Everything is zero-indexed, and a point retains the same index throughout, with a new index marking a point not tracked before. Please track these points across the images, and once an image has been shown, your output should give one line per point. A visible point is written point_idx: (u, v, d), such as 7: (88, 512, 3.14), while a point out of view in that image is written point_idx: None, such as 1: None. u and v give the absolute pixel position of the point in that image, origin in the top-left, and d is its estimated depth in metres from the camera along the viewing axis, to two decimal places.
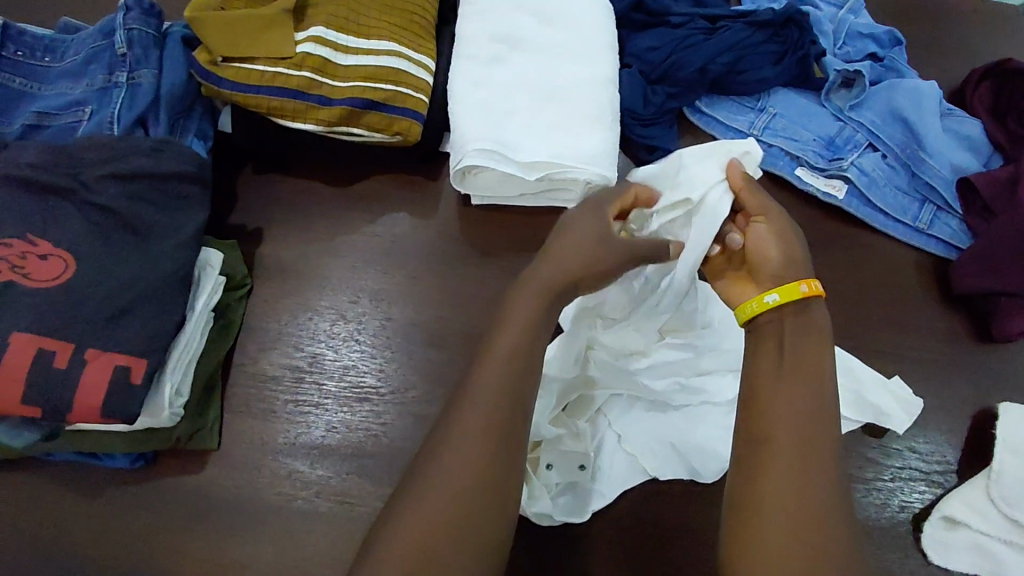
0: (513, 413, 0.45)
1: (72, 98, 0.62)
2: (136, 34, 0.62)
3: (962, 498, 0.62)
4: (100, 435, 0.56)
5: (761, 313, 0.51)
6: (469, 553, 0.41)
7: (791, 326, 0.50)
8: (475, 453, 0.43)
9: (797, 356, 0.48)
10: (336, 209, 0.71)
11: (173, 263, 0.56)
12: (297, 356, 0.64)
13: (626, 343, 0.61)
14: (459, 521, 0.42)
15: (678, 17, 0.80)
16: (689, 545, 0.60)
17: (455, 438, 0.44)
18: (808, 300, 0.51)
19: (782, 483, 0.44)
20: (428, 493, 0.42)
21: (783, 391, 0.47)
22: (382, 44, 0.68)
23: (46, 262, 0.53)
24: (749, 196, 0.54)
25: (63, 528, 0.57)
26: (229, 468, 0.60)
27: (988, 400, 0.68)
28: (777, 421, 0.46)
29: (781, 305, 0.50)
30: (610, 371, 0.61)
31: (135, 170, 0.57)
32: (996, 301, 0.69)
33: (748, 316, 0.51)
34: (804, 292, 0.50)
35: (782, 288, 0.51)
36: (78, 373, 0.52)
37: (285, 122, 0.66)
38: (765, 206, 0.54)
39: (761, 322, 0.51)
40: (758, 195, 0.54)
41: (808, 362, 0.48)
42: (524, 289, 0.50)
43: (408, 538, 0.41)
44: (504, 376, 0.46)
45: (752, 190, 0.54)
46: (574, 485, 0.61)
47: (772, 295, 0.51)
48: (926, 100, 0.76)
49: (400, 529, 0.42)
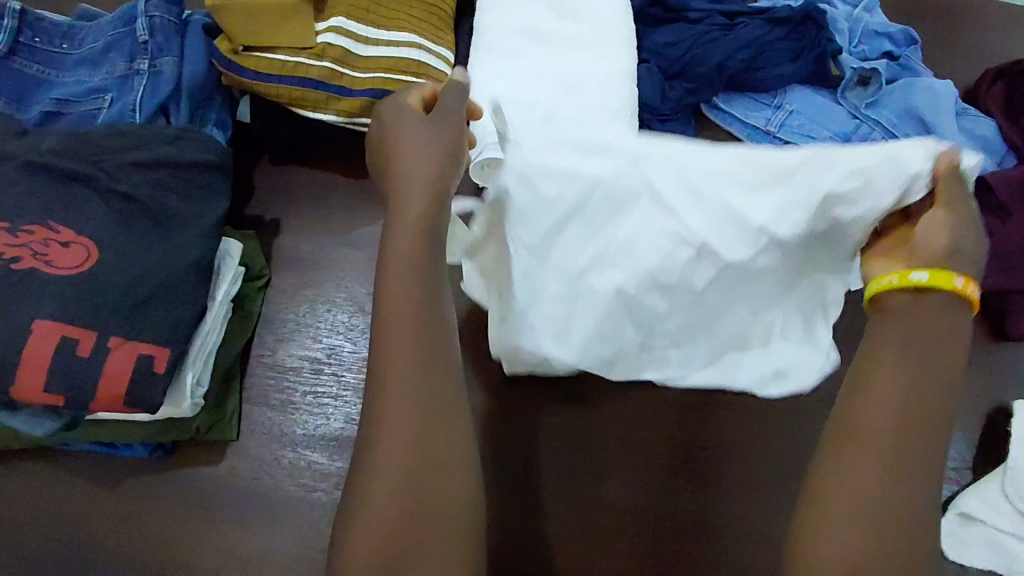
0: (438, 348, 0.40)
1: (92, 85, 0.62)
2: (158, 21, 0.62)
3: (978, 494, 0.62)
4: (118, 425, 0.56)
5: (895, 289, 0.42)
6: (456, 514, 0.39)
7: (925, 317, 0.41)
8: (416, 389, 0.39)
9: (929, 334, 0.40)
10: (354, 200, 0.71)
11: (195, 252, 0.56)
12: (315, 348, 0.64)
13: (741, 240, 0.51)
14: (440, 484, 0.39)
15: (695, 13, 0.80)
16: (711, 538, 0.60)
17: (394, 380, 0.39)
18: (957, 299, 0.41)
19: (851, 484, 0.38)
20: (384, 443, 0.38)
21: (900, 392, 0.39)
22: (402, 36, 0.67)
23: (68, 250, 0.53)
24: (947, 185, 0.45)
25: (83, 517, 0.57)
26: (249, 459, 0.60)
27: (1004, 398, 0.69)
28: (874, 402, 0.39)
29: (924, 288, 0.41)
30: (861, 203, 0.48)
31: (159, 158, 0.57)
32: (1012, 300, 0.69)
33: (880, 287, 0.43)
34: (957, 287, 0.41)
35: (934, 273, 0.42)
36: (101, 361, 0.51)
37: (305, 113, 0.66)
38: (956, 199, 0.45)
39: (891, 303, 0.42)
40: (954, 187, 0.45)
41: (930, 362, 0.39)
42: (400, 213, 0.43)
43: (385, 500, 0.38)
44: (415, 311, 0.40)
45: (952, 179, 0.45)
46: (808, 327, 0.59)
47: (919, 273, 0.42)
48: (941, 98, 0.76)
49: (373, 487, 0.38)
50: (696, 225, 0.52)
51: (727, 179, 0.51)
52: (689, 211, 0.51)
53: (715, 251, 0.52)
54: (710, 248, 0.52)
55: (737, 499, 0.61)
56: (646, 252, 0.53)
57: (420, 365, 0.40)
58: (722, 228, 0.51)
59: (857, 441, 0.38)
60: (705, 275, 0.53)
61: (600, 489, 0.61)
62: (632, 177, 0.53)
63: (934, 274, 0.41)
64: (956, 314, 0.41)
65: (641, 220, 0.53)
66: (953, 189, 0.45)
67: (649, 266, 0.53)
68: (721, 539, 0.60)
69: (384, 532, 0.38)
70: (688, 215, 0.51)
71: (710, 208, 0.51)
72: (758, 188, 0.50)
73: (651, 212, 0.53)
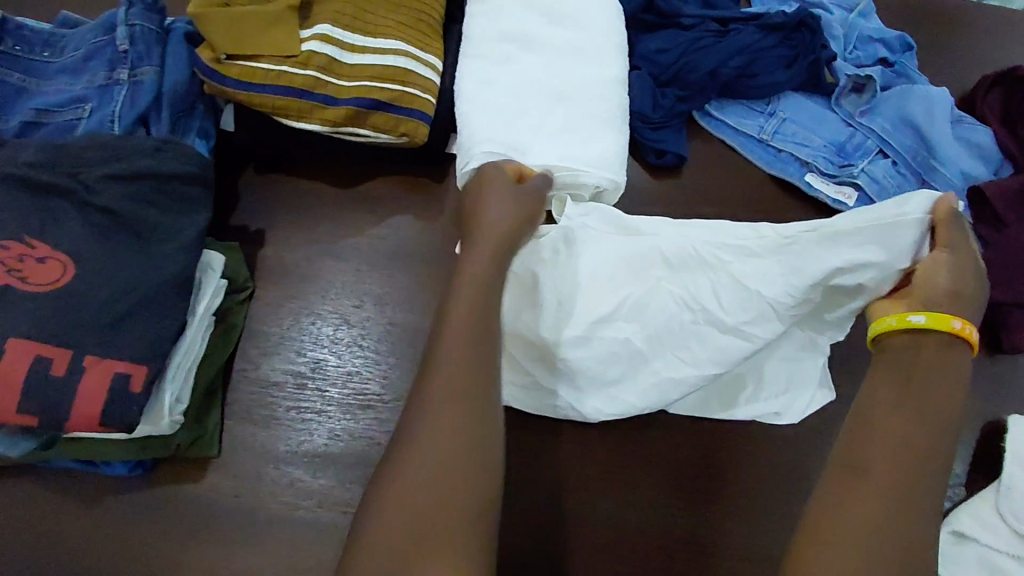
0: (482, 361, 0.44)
1: (71, 95, 0.61)
2: (138, 30, 0.61)
3: (970, 511, 0.61)
4: (96, 443, 0.55)
5: (899, 328, 0.51)
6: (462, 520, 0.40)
7: (925, 352, 0.49)
8: (461, 394, 0.42)
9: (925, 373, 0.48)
10: (341, 210, 0.70)
11: (174, 267, 0.55)
12: (299, 362, 0.63)
13: (741, 309, 0.60)
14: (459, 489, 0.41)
15: (689, 19, 0.78)
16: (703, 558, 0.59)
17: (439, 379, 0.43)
18: (955, 339, 0.50)
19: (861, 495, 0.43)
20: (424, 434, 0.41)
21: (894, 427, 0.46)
22: (388, 43, 0.66)
23: (45, 266, 0.52)
24: (945, 227, 0.55)
25: (62, 536, 0.56)
26: (231, 476, 0.59)
27: (998, 412, 0.68)
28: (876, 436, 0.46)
29: (925, 327, 0.50)
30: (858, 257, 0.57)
31: (137, 170, 0.55)
32: (1007, 313, 0.68)
33: (885, 327, 0.52)
34: (954, 327, 0.50)
35: (934, 316, 0.50)
36: (77, 380, 0.50)
37: (290, 122, 0.65)
38: (956, 239, 0.55)
39: (896, 340, 0.51)
40: (954, 228, 0.55)
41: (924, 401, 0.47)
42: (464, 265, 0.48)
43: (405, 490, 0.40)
44: (473, 317, 0.45)
45: (952, 221, 0.55)
46: (808, 365, 0.64)
47: (920, 316, 0.51)
48: (936, 107, 0.75)
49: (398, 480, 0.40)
50: (690, 280, 0.61)
51: (737, 254, 0.60)
52: (699, 282, 0.61)
53: (717, 317, 0.60)
54: (712, 318, 0.60)
55: (728, 517, 0.60)
56: (656, 314, 0.61)
57: (468, 369, 0.43)
58: (725, 298, 0.60)
59: (861, 467, 0.45)
60: (697, 344, 0.61)
61: (592, 508, 0.60)
62: (653, 253, 0.62)
63: (931, 317, 0.50)
64: (955, 351, 0.49)
65: (667, 276, 0.62)
66: (950, 232, 0.55)
67: (658, 325, 0.61)
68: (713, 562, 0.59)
69: (403, 529, 0.39)
70: (692, 285, 0.61)
71: (722, 279, 0.60)
72: (756, 252, 0.60)
73: (667, 280, 0.62)
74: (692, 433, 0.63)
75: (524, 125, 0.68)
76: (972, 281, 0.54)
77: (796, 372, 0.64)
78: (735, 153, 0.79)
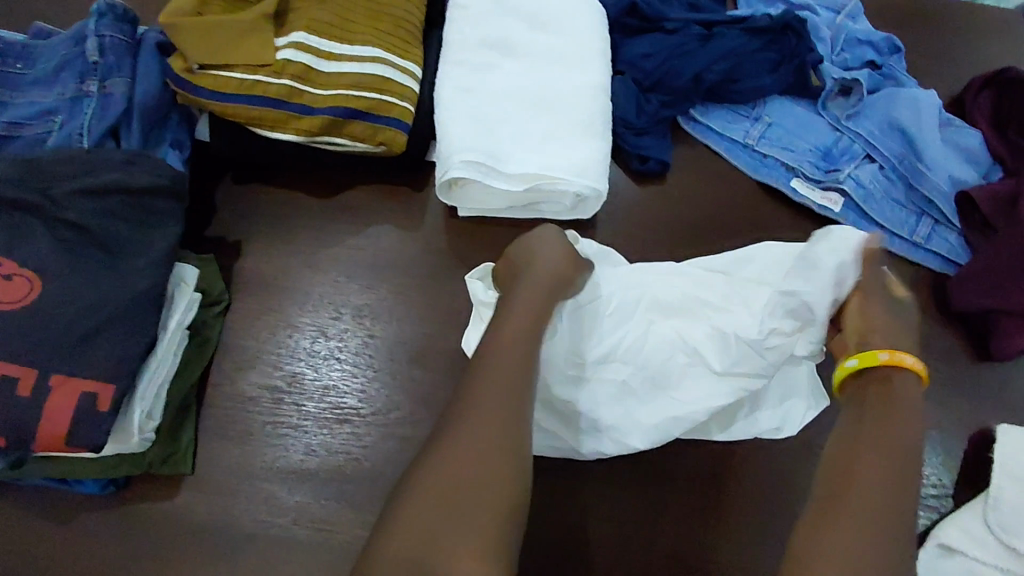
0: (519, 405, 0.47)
1: (42, 107, 0.60)
2: (108, 41, 0.60)
3: (957, 524, 0.60)
4: (68, 462, 0.54)
5: (845, 379, 0.55)
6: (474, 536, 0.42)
7: (872, 390, 0.52)
8: (496, 432, 0.45)
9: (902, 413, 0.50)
10: (319, 221, 0.69)
11: (144, 282, 0.54)
12: (275, 376, 0.62)
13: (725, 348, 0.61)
14: (481, 514, 0.43)
15: (672, 22, 0.77)
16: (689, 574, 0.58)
17: (478, 415, 0.46)
18: (888, 368, 0.53)
19: (842, 534, 0.43)
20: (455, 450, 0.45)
21: (868, 454, 0.48)
22: (365, 50, 0.65)
23: (10, 283, 0.51)
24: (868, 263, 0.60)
25: (34, 556, 0.56)
26: (206, 493, 0.58)
27: (987, 421, 0.67)
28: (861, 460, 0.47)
29: (858, 368, 0.54)
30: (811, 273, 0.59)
31: (106, 185, 0.54)
32: (995, 320, 0.67)
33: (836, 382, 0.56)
34: (883, 359, 0.53)
35: (860, 355, 0.54)
36: (45, 399, 0.50)
37: (265, 132, 0.64)
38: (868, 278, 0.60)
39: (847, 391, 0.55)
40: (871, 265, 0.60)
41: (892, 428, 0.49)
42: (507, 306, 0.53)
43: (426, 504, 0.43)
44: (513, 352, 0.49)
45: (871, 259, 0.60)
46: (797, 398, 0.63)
47: (851, 360, 0.55)
48: (925, 110, 0.73)
49: (424, 495, 0.43)
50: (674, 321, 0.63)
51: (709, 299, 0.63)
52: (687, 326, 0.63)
53: (712, 353, 0.61)
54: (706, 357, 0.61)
55: (712, 530, 0.59)
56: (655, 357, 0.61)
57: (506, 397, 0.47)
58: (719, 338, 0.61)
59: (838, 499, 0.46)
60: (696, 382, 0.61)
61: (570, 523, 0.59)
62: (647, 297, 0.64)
63: (858, 356, 0.54)
64: (899, 379, 0.52)
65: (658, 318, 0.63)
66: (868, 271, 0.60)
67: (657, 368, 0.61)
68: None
69: (417, 539, 0.42)
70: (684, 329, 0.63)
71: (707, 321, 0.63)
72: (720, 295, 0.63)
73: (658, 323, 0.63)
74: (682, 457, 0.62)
75: (505, 133, 0.67)
76: (891, 317, 0.58)
77: (791, 403, 0.63)
78: (721, 158, 0.78)
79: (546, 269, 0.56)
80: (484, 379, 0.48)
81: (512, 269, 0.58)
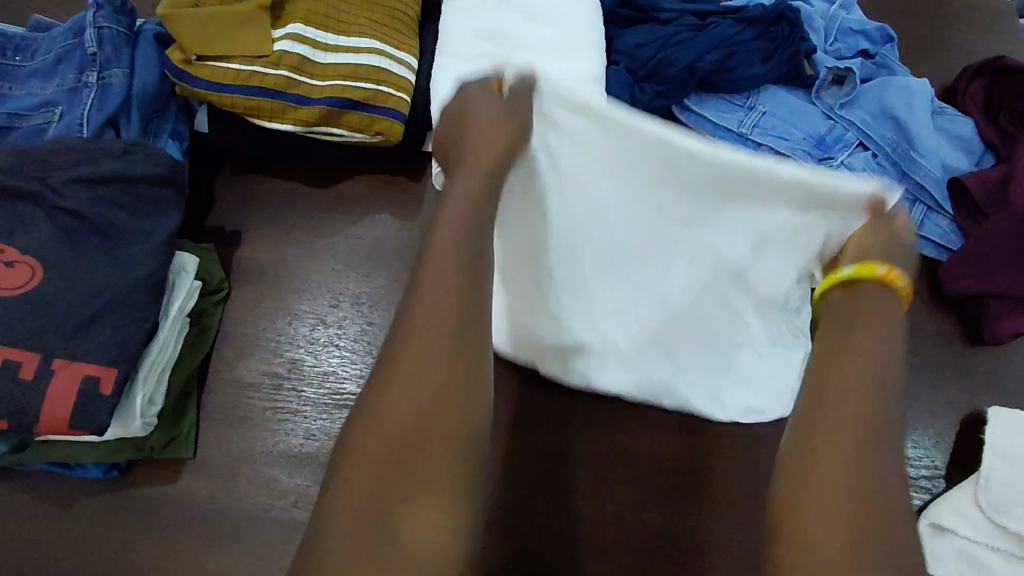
0: (460, 331, 0.42)
1: (42, 98, 0.61)
2: (107, 32, 0.61)
3: (950, 504, 0.61)
4: (70, 446, 0.55)
5: (830, 288, 0.47)
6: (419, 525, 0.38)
7: (856, 301, 0.46)
8: (431, 390, 0.40)
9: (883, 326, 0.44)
10: (317, 210, 0.69)
11: (144, 268, 0.55)
12: (275, 362, 0.63)
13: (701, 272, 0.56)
14: (431, 482, 0.39)
15: (666, 14, 0.78)
16: (682, 554, 0.59)
17: (414, 344, 0.41)
18: (880, 280, 0.46)
19: (825, 497, 0.38)
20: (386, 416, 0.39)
21: (850, 412, 0.41)
22: (362, 42, 0.66)
23: (12, 270, 0.52)
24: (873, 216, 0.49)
25: (37, 538, 0.57)
26: (206, 477, 0.59)
27: (978, 404, 0.67)
28: (839, 416, 0.41)
29: (850, 278, 0.47)
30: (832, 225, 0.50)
31: (104, 173, 0.55)
32: (987, 304, 0.68)
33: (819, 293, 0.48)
34: (880, 273, 0.46)
35: (859, 267, 0.47)
36: (46, 382, 0.51)
37: (263, 123, 0.64)
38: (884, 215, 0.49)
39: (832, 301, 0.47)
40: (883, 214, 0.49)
41: (865, 365, 0.43)
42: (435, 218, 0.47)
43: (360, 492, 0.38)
44: (446, 284, 0.43)
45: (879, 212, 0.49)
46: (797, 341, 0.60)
47: (846, 269, 0.47)
48: (916, 98, 0.74)
49: (361, 455, 0.39)
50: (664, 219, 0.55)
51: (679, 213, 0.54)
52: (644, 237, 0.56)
53: (666, 278, 0.57)
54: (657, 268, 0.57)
55: (705, 509, 0.60)
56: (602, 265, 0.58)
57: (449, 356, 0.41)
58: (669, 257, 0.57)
59: (815, 463, 0.40)
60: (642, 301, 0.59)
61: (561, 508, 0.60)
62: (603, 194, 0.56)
63: (856, 265, 0.47)
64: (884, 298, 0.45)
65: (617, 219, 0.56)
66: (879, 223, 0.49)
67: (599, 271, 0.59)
68: (689, 558, 0.59)
69: (352, 530, 0.37)
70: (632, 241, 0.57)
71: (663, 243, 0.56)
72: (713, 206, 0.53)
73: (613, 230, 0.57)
74: (655, 418, 0.63)
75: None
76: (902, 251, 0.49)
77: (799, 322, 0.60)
78: None
79: (492, 138, 0.51)
80: (415, 315, 0.42)
81: (450, 131, 0.54)
